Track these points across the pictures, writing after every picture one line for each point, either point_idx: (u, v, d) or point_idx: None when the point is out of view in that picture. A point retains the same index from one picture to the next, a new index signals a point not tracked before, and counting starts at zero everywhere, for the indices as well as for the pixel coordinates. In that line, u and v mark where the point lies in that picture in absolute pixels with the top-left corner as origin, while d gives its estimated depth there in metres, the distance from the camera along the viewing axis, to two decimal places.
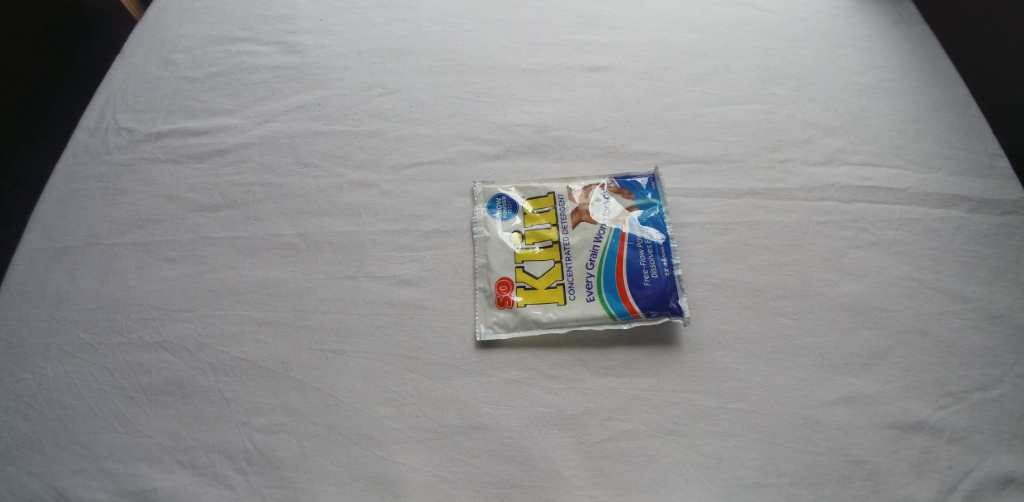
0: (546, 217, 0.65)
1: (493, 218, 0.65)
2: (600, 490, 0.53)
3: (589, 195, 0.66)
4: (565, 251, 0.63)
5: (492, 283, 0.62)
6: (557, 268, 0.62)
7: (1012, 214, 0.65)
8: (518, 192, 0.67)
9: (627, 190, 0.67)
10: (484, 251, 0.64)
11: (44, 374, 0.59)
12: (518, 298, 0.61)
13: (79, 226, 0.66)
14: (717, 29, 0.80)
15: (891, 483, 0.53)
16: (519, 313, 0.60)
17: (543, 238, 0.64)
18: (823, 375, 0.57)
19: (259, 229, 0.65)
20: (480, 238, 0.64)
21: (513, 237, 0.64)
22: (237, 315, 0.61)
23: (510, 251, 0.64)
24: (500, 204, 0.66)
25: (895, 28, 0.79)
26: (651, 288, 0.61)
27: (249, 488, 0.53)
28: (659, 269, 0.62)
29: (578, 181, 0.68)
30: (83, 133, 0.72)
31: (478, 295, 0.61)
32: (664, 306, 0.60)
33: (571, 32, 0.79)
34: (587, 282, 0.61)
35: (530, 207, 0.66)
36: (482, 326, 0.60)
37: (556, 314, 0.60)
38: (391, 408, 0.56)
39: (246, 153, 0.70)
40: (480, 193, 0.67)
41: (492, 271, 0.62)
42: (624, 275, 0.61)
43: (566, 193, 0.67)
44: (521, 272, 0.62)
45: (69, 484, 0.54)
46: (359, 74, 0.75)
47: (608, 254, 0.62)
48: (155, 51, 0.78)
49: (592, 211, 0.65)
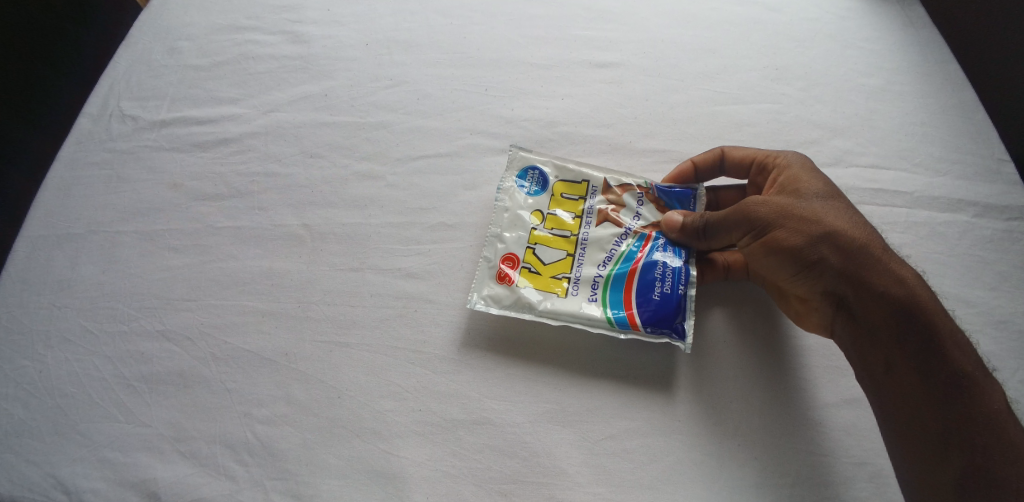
0: (573, 206, 0.62)
1: (520, 190, 0.63)
2: (604, 487, 0.52)
3: (623, 195, 0.63)
4: (581, 245, 0.60)
5: (498, 256, 0.60)
6: (568, 260, 0.60)
7: (1017, 220, 0.65)
8: (554, 171, 0.64)
9: (664, 199, 0.63)
10: (500, 221, 0.61)
11: (44, 361, 0.58)
12: (519, 278, 0.59)
13: (81, 214, 0.66)
14: (726, 28, 0.79)
15: (894, 485, 0.53)
16: (516, 293, 0.58)
17: (563, 226, 0.61)
18: (827, 377, 0.57)
19: (262, 219, 0.65)
20: (501, 206, 0.62)
21: (534, 215, 0.62)
22: (241, 306, 0.60)
23: (526, 229, 0.61)
24: (532, 177, 0.63)
25: (906, 30, 0.79)
26: (657, 303, 0.57)
27: (251, 480, 0.53)
28: (673, 284, 0.57)
29: (618, 176, 0.64)
30: (87, 120, 0.71)
31: (482, 263, 0.60)
32: (667, 324, 0.56)
33: (580, 28, 0.78)
34: (594, 282, 0.59)
35: (560, 189, 0.63)
36: (474, 294, 0.59)
37: (553, 305, 0.58)
38: (394, 401, 0.55)
39: (250, 142, 0.70)
40: (517, 160, 0.64)
41: (503, 243, 0.60)
42: (634, 283, 0.58)
43: (601, 185, 0.63)
44: (531, 253, 0.60)
45: (69, 473, 0.54)
46: (366, 65, 0.75)
47: (624, 259, 0.59)
48: (161, 38, 0.77)
49: (620, 214, 0.62)
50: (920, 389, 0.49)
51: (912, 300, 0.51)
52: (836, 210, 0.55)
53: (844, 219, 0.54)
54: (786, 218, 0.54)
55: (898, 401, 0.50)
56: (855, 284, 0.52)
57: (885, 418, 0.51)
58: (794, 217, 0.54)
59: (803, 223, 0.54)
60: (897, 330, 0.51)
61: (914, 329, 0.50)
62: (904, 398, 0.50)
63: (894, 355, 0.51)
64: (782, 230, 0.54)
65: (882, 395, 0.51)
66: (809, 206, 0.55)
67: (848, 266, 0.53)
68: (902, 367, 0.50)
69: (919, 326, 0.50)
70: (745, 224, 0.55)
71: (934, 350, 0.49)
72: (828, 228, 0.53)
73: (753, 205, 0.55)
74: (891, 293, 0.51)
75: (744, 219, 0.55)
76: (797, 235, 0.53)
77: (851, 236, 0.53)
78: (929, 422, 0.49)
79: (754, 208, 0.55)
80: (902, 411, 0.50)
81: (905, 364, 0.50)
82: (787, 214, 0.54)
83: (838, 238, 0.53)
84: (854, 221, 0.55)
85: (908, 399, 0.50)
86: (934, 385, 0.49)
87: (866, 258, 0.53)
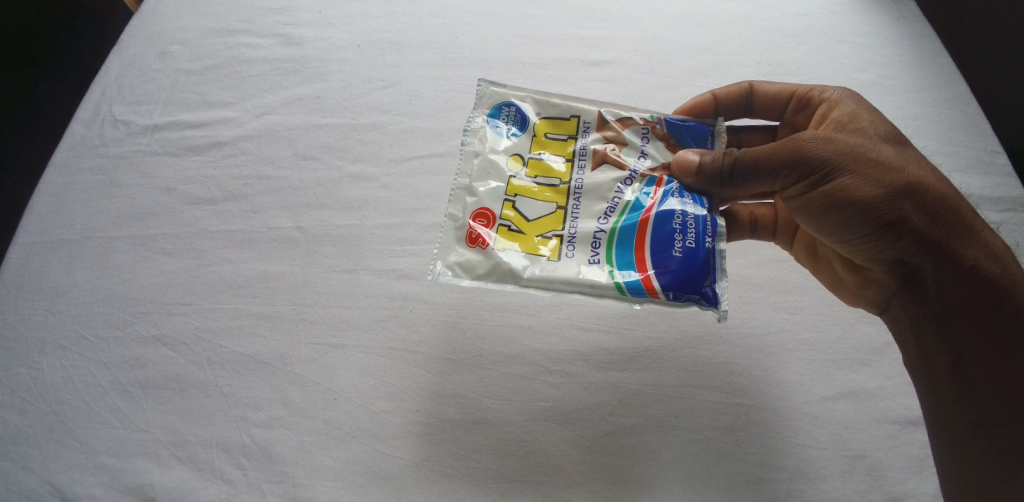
0: (561, 148, 0.51)
1: (491, 131, 0.51)
2: (601, 485, 0.52)
3: (624, 131, 0.52)
4: (575, 195, 0.49)
5: (468, 213, 0.48)
6: (558, 215, 0.48)
7: (1010, 211, 0.65)
8: (533, 106, 0.52)
9: (675, 136, 0.52)
10: (469, 169, 0.50)
11: (40, 368, 0.58)
12: (495, 238, 0.47)
13: (74, 220, 0.66)
14: (718, 24, 0.79)
15: (892, 478, 0.53)
16: (493, 257, 0.47)
17: (550, 173, 0.50)
18: (823, 370, 0.57)
19: (257, 223, 0.65)
20: (470, 151, 0.50)
21: (512, 161, 0.50)
22: (236, 309, 0.60)
23: (503, 178, 0.49)
24: (506, 115, 0.52)
25: (897, 23, 0.79)
26: (680, 261, 0.46)
27: (248, 484, 0.53)
28: (697, 237, 0.47)
29: (614, 109, 0.53)
30: (80, 125, 0.71)
31: (447, 223, 0.48)
32: (694, 288, 0.46)
33: (573, 26, 0.78)
34: (595, 240, 0.48)
35: (544, 129, 0.52)
36: (440, 263, 0.47)
37: (543, 271, 0.47)
38: (391, 402, 0.55)
39: (244, 146, 0.70)
40: (487, 96, 0.53)
41: (473, 196, 0.49)
42: (648, 239, 0.47)
43: (595, 120, 0.52)
44: (510, 208, 0.48)
45: (66, 479, 0.54)
46: (359, 67, 0.75)
47: (631, 209, 0.48)
48: (153, 43, 0.77)
49: (621, 155, 0.51)
50: (998, 383, 0.44)
51: (992, 275, 0.45)
52: (913, 160, 0.48)
53: (923, 171, 0.48)
54: (856, 163, 0.47)
55: (958, 388, 0.46)
56: (930, 248, 0.46)
57: (933, 401, 0.48)
58: (866, 161, 0.47)
59: (877, 170, 0.47)
60: (971, 303, 0.45)
61: (995, 304, 0.45)
62: (971, 392, 0.45)
63: (962, 332, 0.46)
64: (851, 177, 0.46)
65: (941, 381, 0.47)
66: (882, 150, 0.48)
67: (927, 226, 0.46)
68: (975, 348, 0.45)
69: (1002, 302, 0.45)
70: (804, 166, 0.47)
71: (1010, 333, 0.44)
72: (907, 179, 0.46)
73: (816, 145, 0.47)
74: (969, 259, 0.46)
75: (800, 161, 0.47)
76: (870, 184, 0.46)
77: (933, 190, 0.47)
78: (1000, 426, 0.44)
79: (819, 149, 0.47)
80: (965, 406, 0.45)
81: (979, 344, 0.45)
82: (857, 159, 0.47)
83: (918, 192, 0.46)
84: (935, 173, 0.48)
85: (978, 389, 0.45)
86: (1014, 380, 0.44)
87: (947, 217, 0.46)
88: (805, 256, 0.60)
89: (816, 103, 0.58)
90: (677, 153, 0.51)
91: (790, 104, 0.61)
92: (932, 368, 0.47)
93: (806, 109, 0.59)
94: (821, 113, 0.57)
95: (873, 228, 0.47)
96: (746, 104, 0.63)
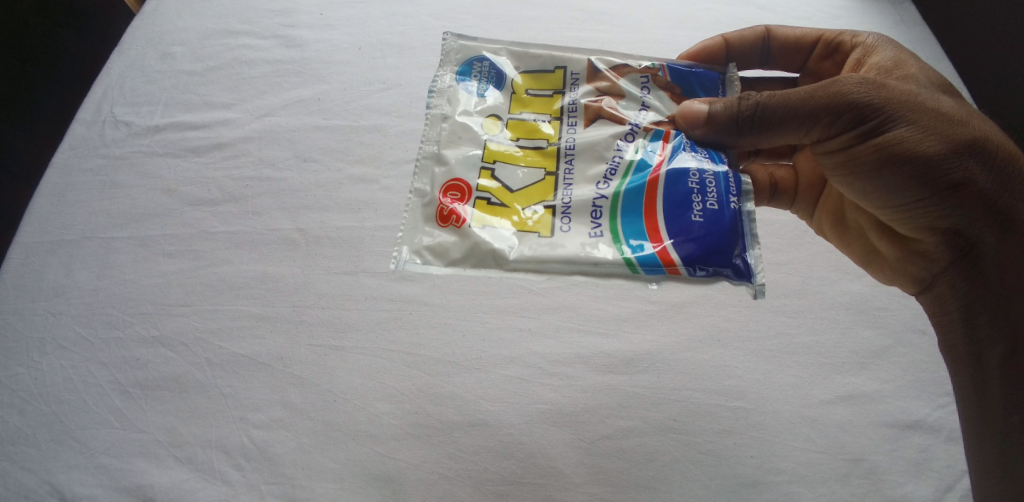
0: (545, 105, 0.49)
1: (462, 90, 0.49)
2: (600, 488, 0.53)
3: (620, 81, 0.49)
4: (566, 158, 0.46)
5: (437, 188, 0.45)
6: (548, 182, 0.46)
7: None
8: (510, 60, 0.50)
9: (679, 85, 0.50)
10: (437, 135, 0.47)
11: (39, 368, 0.58)
12: (471, 215, 0.44)
13: (75, 221, 0.66)
14: (718, 27, 0.79)
15: (890, 482, 0.53)
16: (468, 239, 0.44)
17: (535, 134, 0.47)
18: (823, 374, 0.57)
19: (258, 224, 0.65)
20: (438, 114, 0.48)
21: (488, 122, 0.48)
22: (236, 311, 0.60)
23: (479, 143, 0.47)
24: (478, 70, 0.50)
25: (895, 28, 0.79)
26: (702, 227, 0.43)
27: (247, 485, 0.53)
28: (720, 198, 0.44)
29: (607, 57, 0.50)
30: (81, 126, 0.71)
31: (413, 203, 0.45)
32: (721, 260, 0.43)
33: (574, 28, 0.78)
34: (595, 210, 0.45)
35: (525, 85, 0.49)
36: (404, 250, 0.44)
37: (533, 251, 0.43)
38: (390, 404, 0.55)
39: (245, 147, 0.70)
40: (455, 52, 0.50)
41: (443, 166, 0.46)
42: (662, 204, 0.44)
43: (585, 70, 0.50)
44: (489, 176, 0.46)
45: (65, 480, 0.54)
46: (359, 68, 0.75)
47: (633, 171, 0.45)
48: (154, 44, 0.77)
49: (618, 108, 0.48)
50: None
51: None
52: (974, 116, 0.45)
53: (987, 128, 0.44)
54: (913, 113, 0.43)
55: (1007, 384, 0.43)
56: (993, 213, 0.43)
57: (974, 398, 0.45)
58: (923, 110, 0.44)
59: (938, 122, 0.43)
60: None
61: None
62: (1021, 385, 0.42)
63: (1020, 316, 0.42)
64: (903, 130, 0.43)
65: (990, 376, 0.44)
66: (945, 102, 0.45)
67: (991, 189, 0.43)
68: None
69: None
70: (851, 113, 0.44)
71: None
72: (973, 135, 0.43)
73: (867, 89, 0.44)
74: None
75: (846, 110, 0.44)
76: (926, 139, 0.43)
77: (1002, 149, 0.43)
78: None
79: (869, 93, 0.44)
80: (1012, 405, 0.42)
81: None
82: (915, 110, 0.44)
83: (982, 150, 0.43)
84: (999, 132, 0.45)
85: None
86: None
87: (1018, 181, 0.43)
88: (833, 224, 0.58)
89: (847, 48, 0.57)
90: (681, 104, 0.48)
91: (817, 48, 0.59)
92: (981, 362, 0.45)
93: (834, 55, 0.58)
94: (855, 58, 0.55)
95: (927, 189, 0.43)
96: (764, 50, 0.61)
